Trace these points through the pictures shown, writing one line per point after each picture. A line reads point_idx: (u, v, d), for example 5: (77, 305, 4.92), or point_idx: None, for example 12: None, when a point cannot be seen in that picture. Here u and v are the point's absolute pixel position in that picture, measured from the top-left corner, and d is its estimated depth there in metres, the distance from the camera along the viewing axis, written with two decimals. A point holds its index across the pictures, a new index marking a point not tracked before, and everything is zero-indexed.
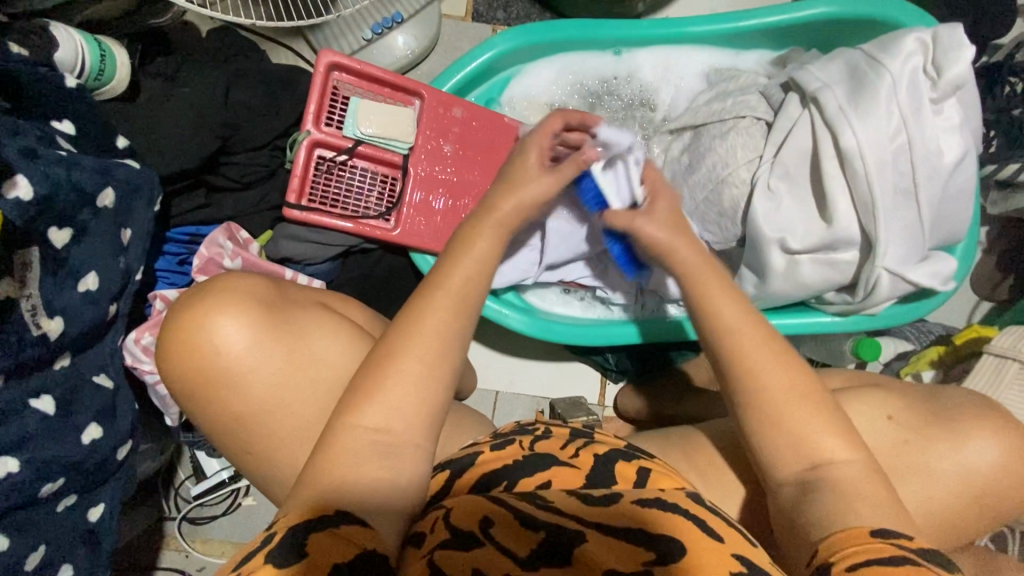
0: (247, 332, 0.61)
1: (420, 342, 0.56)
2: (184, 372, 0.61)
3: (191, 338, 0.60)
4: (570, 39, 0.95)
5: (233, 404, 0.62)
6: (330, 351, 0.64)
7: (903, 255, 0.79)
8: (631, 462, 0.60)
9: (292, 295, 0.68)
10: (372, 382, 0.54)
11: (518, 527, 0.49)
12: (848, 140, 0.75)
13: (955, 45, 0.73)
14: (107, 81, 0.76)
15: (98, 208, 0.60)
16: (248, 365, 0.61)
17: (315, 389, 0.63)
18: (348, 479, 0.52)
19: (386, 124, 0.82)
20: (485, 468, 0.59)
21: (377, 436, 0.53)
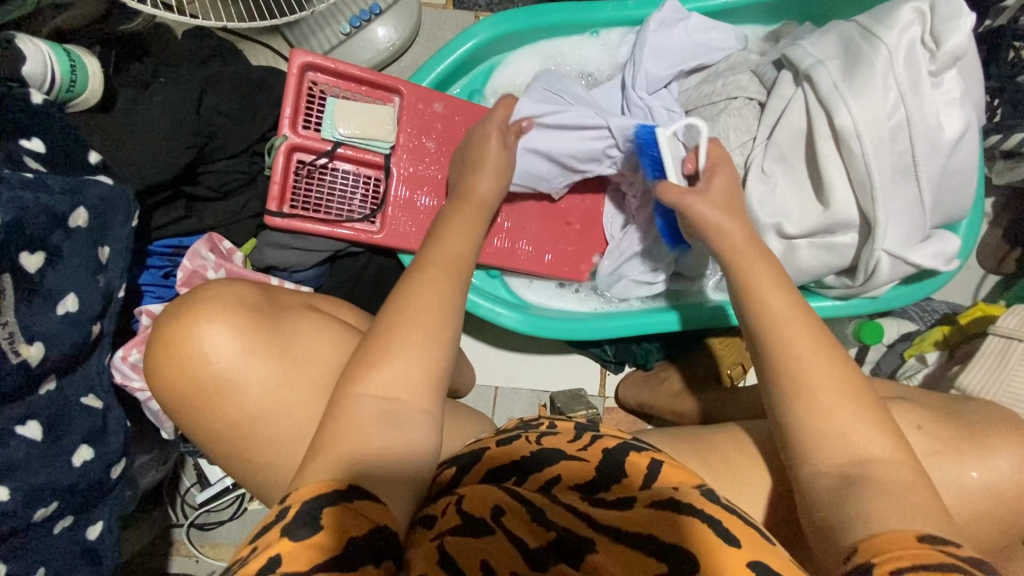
0: (235, 338, 0.60)
1: (418, 309, 0.56)
2: (180, 388, 0.60)
3: (179, 349, 0.59)
4: (553, 24, 0.92)
5: (231, 413, 0.60)
6: (321, 352, 0.63)
7: (904, 236, 0.77)
8: (641, 453, 0.57)
9: (282, 298, 0.67)
10: (375, 351, 0.54)
11: (530, 525, 0.49)
12: (843, 118, 0.72)
13: (954, 14, 0.70)
14: (80, 93, 0.70)
15: (70, 229, 0.59)
16: (240, 375, 0.60)
17: (313, 388, 0.61)
18: (360, 450, 0.49)
19: (365, 124, 0.80)
20: (492, 461, 0.58)
21: (382, 402, 0.52)
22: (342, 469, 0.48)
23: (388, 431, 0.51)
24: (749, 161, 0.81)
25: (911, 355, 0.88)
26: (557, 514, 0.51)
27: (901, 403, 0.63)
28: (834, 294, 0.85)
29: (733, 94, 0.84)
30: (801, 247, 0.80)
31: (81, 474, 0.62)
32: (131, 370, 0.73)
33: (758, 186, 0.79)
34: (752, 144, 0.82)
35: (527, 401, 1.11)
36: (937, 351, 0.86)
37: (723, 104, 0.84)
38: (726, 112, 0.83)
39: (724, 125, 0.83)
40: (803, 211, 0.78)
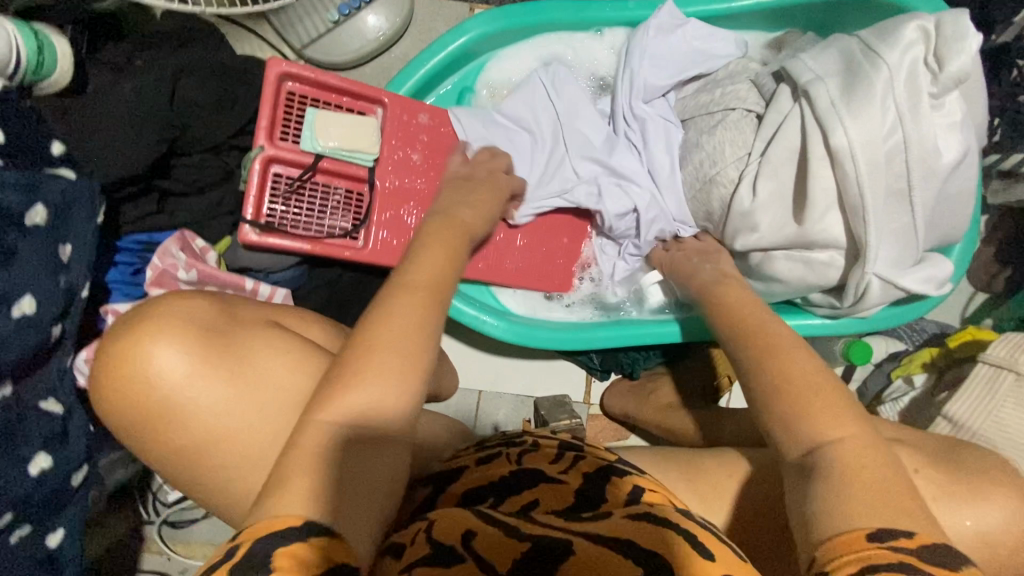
0: (185, 357, 0.58)
1: (392, 331, 0.52)
2: (127, 408, 0.58)
3: (126, 368, 0.57)
4: (549, 24, 0.89)
5: (174, 438, 0.58)
6: (277, 369, 0.60)
7: (896, 258, 0.74)
8: (621, 477, 0.56)
9: (241, 312, 0.63)
10: (355, 369, 0.50)
11: (503, 539, 0.46)
12: (838, 139, 0.69)
13: (959, 36, 0.66)
14: (49, 75, 0.67)
15: (25, 228, 0.56)
16: (190, 394, 0.57)
17: (262, 414, 0.58)
18: (320, 479, 0.46)
19: (348, 135, 0.76)
20: (472, 482, 0.57)
21: (360, 423, 0.49)
22: (302, 501, 0.44)
23: (354, 457, 0.48)
24: (743, 176, 0.78)
25: (898, 375, 0.87)
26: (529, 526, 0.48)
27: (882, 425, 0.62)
28: (823, 312, 0.84)
29: (732, 105, 0.81)
30: (778, 257, 0.78)
31: (38, 482, 0.59)
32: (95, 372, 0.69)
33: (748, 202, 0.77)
34: (747, 158, 0.79)
35: (511, 407, 1.09)
36: (925, 373, 0.85)
37: (721, 114, 0.82)
38: (723, 124, 0.81)
39: (719, 139, 0.81)
40: (780, 227, 0.76)
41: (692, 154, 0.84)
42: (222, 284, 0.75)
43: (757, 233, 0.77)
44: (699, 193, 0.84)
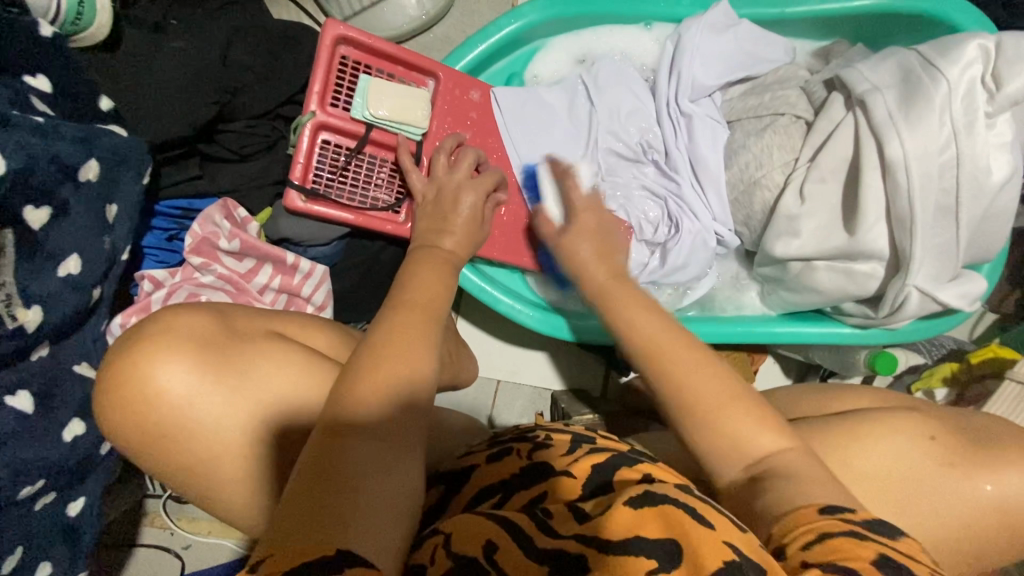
0: (196, 375, 0.51)
1: (410, 340, 0.52)
2: (128, 428, 0.51)
3: (132, 384, 0.50)
4: (602, 15, 0.88)
5: (178, 457, 0.52)
6: (282, 386, 0.54)
7: (935, 273, 0.76)
8: (633, 469, 0.54)
9: (241, 320, 0.57)
10: (371, 373, 0.49)
11: (523, 557, 0.44)
12: (893, 150, 0.71)
13: (1020, 57, 0.68)
14: (86, 27, 0.61)
15: (79, 182, 0.53)
16: (193, 416, 0.51)
17: (274, 432, 0.54)
18: (345, 512, 0.42)
19: (400, 108, 0.75)
20: (484, 481, 0.56)
21: (380, 436, 0.47)
22: (328, 529, 0.41)
23: (384, 481, 0.46)
24: (790, 181, 0.79)
25: (919, 388, 0.91)
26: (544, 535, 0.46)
27: (913, 414, 0.64)
28: (853, 322, 0.85)
29: (781, 110, 0.81)
30: (819, 268, 0.80)
31: (71, 448, 0.57)
32: None
33: (793, 209, 0.77)
34: (794, 164, 0.80)
35: (528, 398, 1.09)
36: (945, 387, 0.89)
37: (769, 119, 0.81)
38: (771, 128, 0.81)
39: (767, 142, 0.81)
40: (824, 236, 0.77)
41: (738, 155, 0.83)
42: (263, 255, 0.74)
43: (799, 238, 0.78)
44: (741, 195, 0.84)
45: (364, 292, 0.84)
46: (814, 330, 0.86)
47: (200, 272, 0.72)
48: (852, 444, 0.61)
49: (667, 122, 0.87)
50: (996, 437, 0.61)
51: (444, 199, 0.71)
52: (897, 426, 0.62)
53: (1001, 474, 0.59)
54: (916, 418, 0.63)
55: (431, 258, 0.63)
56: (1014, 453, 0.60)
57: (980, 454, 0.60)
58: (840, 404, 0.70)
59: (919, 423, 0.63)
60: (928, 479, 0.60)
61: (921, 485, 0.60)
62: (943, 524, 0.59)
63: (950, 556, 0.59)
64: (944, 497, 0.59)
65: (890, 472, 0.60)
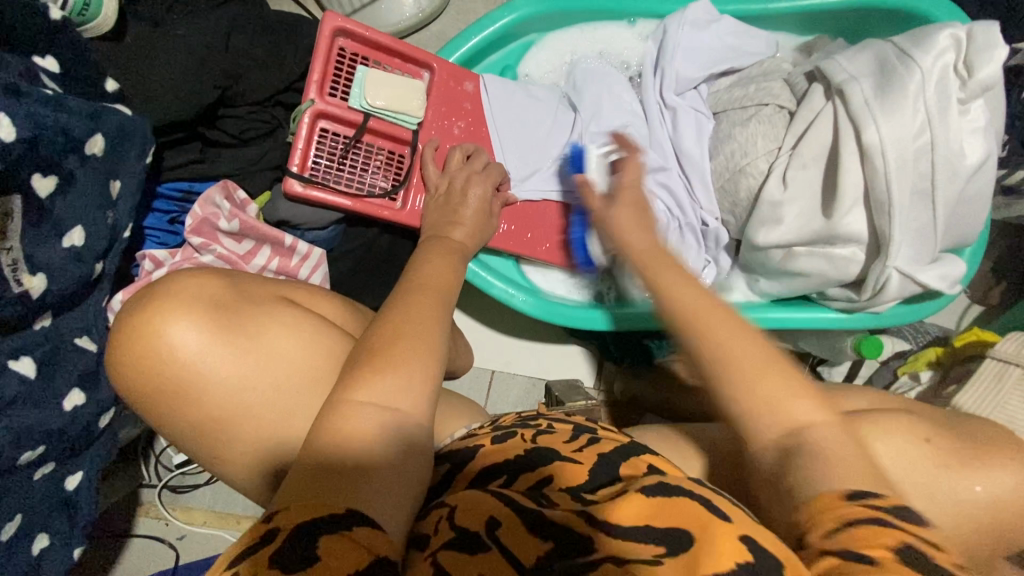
0: (205, 338, 0.53)
1: (413, 322, 0.54)
2: (138, 386, 0.53)
3: (143, 345, 0.52)
4: (589, 11, 0.91)
5: (184, 418, 0.54)
6: (288, 354, 0.56)
7: (914, 256, 0.79)
8: (637, 461, 0.55)
9: (251, 288, 0.59)
10: (377, 353, 0.51)
11: (524, 531, 0.45)
12: (870, 135, 0.73)
13: (990, 44, 0.70)
14: (92, 17, 0.66)
15: (85, 156, 0.55)
16: (202, 375, 0.53)
17: (272, 394, 0.54)
18: (351, 470, 0.46)
19: (395, 97, 0.77)
20: (483, 458, 0.57)
21: (381, 408, 0.49)
22: (343, 494, 0.44)
23: (389, 448, 0.48)
24: (773, 168, 0.81)
25: (904, 372, 0.91)
26: (553, 516, 0.47)
27: (901, 417, 0.65)
28: (839, 306, 0.87)
29: (765, 100, 0.84)
30: (801, 255, 0.82)
31: (71, 419, 0.59)
32: None
33: (776, 194, 0.80)
34: (777, 153, 0.82)
35: (522, 388, 1.10)
36: (931, 370, 0.89)
37: (754, 109, 0.84)
38: (756, 118, 0.83)
39: (752, 131, 0.83)
40: (806, 221, 0.80)
41: (724, 144, 0.86)
42: (262, 237, 0.76)
43: (782, 225, 0.80)
44: (727, 183, 0.86)
45: (361, 278, 0.86)
46: (801, 316, 0.89)
47: (200, 252, 0.73)
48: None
49: (655, 113, 0.90)
50: (984, 436, 0.64)
51: (453, 194, 0.75)
52: (889, 423, 0.64)
53: (984, 464, 0.61)
54: (907, 422, 0.65)
55: (438, 246, 0.67)
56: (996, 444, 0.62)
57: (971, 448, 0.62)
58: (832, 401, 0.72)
59: (913, 425, 0.64)
60: (912, 456, 0.62)
61: (904, 463, 0.61)
62: (928, 503, 0.60)
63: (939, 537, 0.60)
64: (926, 475, 0.61)
65: (879, 452, 0.61)
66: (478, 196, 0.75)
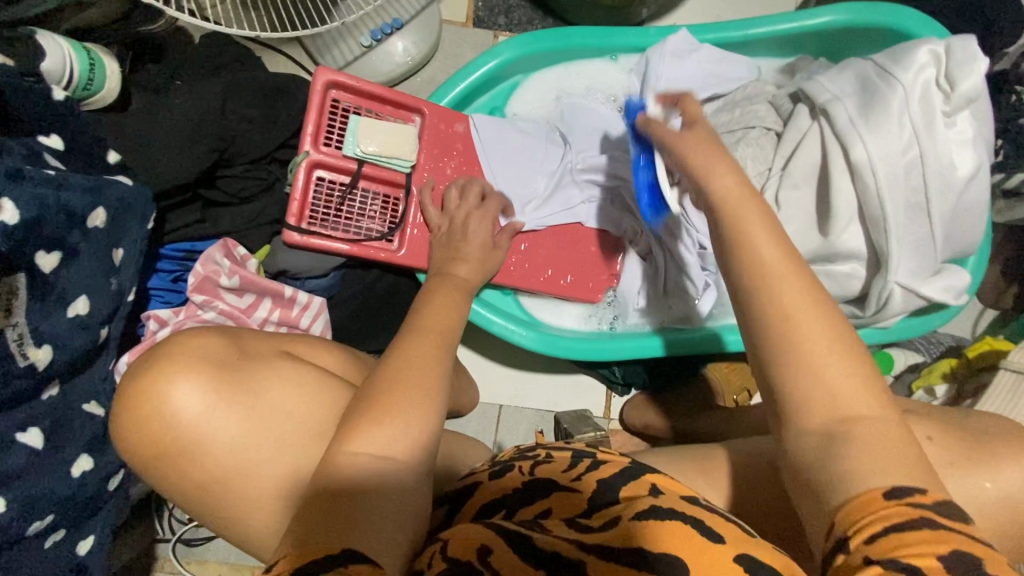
0: (208, 396, 0.54)
1: (414, 369, 0.53)
2: (143, 447, 0.54)
3: (146, 406, 0.53)
4: (571, 49, 0.93)
5: (190, 477, 0.54)
6: (292, 407, 0.57)
7: (914, 269, 0.77)
8: (640, 480, 0.53)
9: (256, 345, 0.61)
10: (377, 403, 0.51)
11: (518, 563, 0.45)
12: (858, 153, 0.73)
13: (969, 58, 0.71)
14: (96, 91, 0.70)
15: (87, 229, 0.57)
16: (208, 432, 0.54)
17: (278, 450, 0.55)
18: (346, 517, 0.46)
19: (389, 142, 0.79)
20: (484, 495, 0.56)
21: (380, 459, 0.48)
22: (341, 538, 0.44)
23: (386, 504, 0.47)
24: (765, 189, 0.81)
25: (919, 387, 0.88)
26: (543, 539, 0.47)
27: (913, 419, 0.65)
28: None
29: (752, 123, 0.85)
30: None
31: (80, 485, 0.60)
32: None
33: None
34: (767, 174, 0.82)
35: (531, 421, 1.09)
36: (946, 383, 0.86)
37: (741, 133, 0.85)
38: (743, 141, 0.84)
39: (741, 154, 0.84)
40: (802, 241, 0.79)
41: None
42: (262, 290, 0.78)
43: None
44: None
45: (362, 323, 0.87)
46: None
47: (202, 309, 0.75)
48: None
49: None
50: (998, 433, 0.63)
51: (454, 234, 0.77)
52: (903, 437, 0.63)
53: (1000, 471, 0.60)
54: (912, 421, 0.64)
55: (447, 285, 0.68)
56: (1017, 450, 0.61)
57: (988, 452, 0.61)
58: None
59: (921, 427, 0.64)
60: (931, 476, 0.61)
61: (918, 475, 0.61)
62: None
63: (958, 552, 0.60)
64: (944, 498, 0.60)
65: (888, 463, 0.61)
66: (474, 239, 0.76)
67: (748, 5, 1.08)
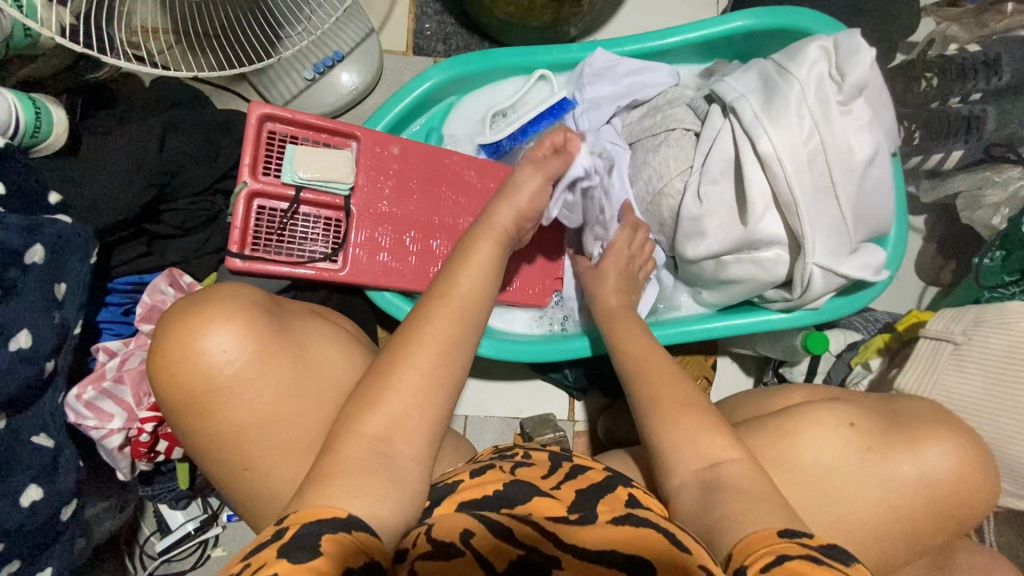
0: (248, 342, 0.64)
1: (430, 343, 0.60)
2: (188, 384, 0.63)
3: (194, 348, 0.62)
4: (498, 69, 0.98)
5: (228, 413, 0.63)
6: (326, 352, 0.69)
7: (833, 249, 0.81)
8: (616, 493, 0.58)
9: (289, 309, 0.72)
10: (389, 378, 0.57)
11: (497, 544, 0.47)
12: (764, 145, 0.78)
13: (854, 50, 0.77)
14: (43, 138, 0.72)
15: (26, 266, 0.62)
16: (248, 372, 0.63)
17: (312, 390, 0.66)
18: (352, 478, 0.52)
19: (324, 167, 0.83)
20: (467, 492, 0.58)
21: (380, 435, 0.55)
22: (351, 499, 0.51)
23: (381, 470, 0.54)
24: (688, 185, 0.86)
25: (857, 362, 0.93)
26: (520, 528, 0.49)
27: (836, 403, 0.70)
28: (778, 306, 0.90)
29: (672, 125, 0.90)
30: (728, 262, 0.86)
31: (29, 514, 0.61)
32: (85, 409, 0.73)
33: (693, 208, 0.84)
34: (690, 171, 0.87)
35: (498, 429, 1.11)
36: (881, 357, 0.91)
37: (663, 135, 0.90)
38: (666, 143, 0.89)
39: (663, 155, 0.89)
40: (726, 231, 0.84)
41: (641, 171, 0.91)
42: None
43: (705, 238, 0.84)
44: (650, 206, 0.91)
45: None
46: (746, 322, 0.91)
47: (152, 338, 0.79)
48: (776, 440, 0.68)
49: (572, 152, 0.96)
50: (912, 415, 0.69)
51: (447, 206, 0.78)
52: (827, 419, 0.68)
53: (916, 449, 0.65)
54: (840, 407, 0.69)
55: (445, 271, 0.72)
56: (932, 431, 0.66)
57: (901, 435, 0.66)
58: (775, 404, 0.75)
59: (842, 411, 0.68)
60: (850, 459, 0.66)
61: (832, 459, 0.66)
62: (864, 496, 0.65)
63: (875, 523, 0.65)
64: (862, 477, 0.65)
65: (799, 456, 0.66)
66: None
67: (671, 18, 1.15)
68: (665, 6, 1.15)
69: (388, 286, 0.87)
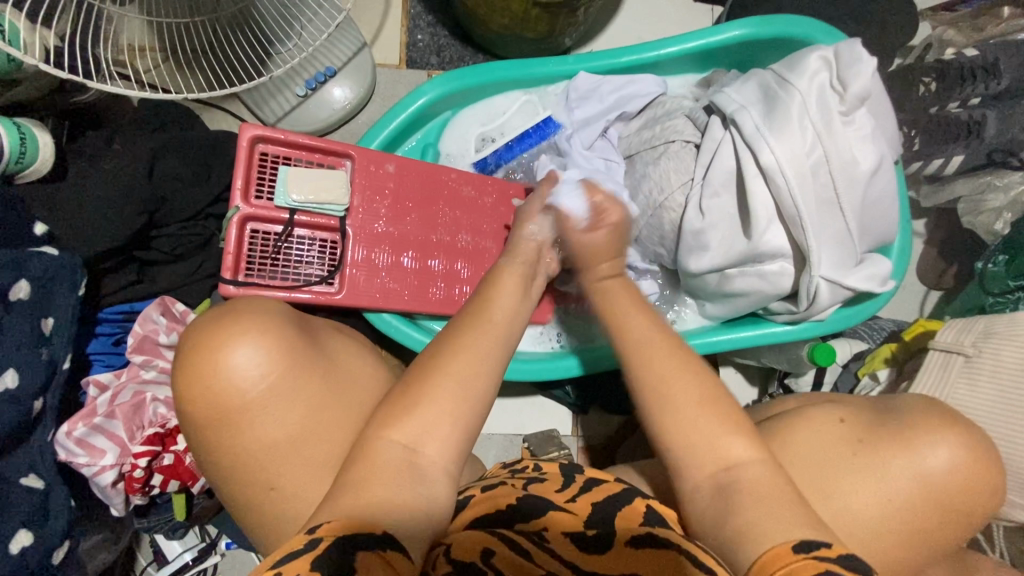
0: (273, 355, 0.63)
1: (463, 356, 0.61)
2: (209, 402, 0.61)
3: (217, 362, 0.61)
4: (493, 83, 0.96)
5: (251, 430, 0.62)
6: (349, 368, 0.68)
7: (838, 261, 0.80)
8: (632, 508, 0.58)
9: (313, 322, 0.71)
10: (417, 392, 0.58)
11: (518, 564, 0.49)
12: (767, 157, 0.77)
13: (855, 60, 0.76)
14: (29, 164, 0.68)
15: (11, 302, 0.59)
16: (274, 386, 0.62)
17: (334, 406, 0.64)
18: (382, 491, 0.52)
19: (318, 189, 0.81)
20: (482, 507, 0.59)
21: (410, 445, 0.56)
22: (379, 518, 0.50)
23: (414, 483, 0.54)
24: (689, 198, 0.85)
25: (864, 373, 0.92)
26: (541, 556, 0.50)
27: (830, 403, 0.72)
28: (783, 319, 0.88)
29: (671, 138, 0.89)
30: (733, 275, 0.84)
31: (19, 560, 0.59)
32: (76, 446, 0.70)
33: (694, 222, 0.83)
34: (691, 183, 0.86)
35: (501, 447, 1.09)
36: (888, 368, 0.89)
37: (663, 147, 0.89)
38: (666, 156, 0.88)
39: (663, 168, 0.87)
40: (730, 245, 0.82)
41: (641, 184, 0.90)
42: None
43: (709, 251, 0.83)
44: (651, 220, 0.89)
45: None
46: (751, 334, 0.89)
47: (143, 369, 0.77)
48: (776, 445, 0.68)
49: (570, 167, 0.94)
50: (908, 409, 0.69)
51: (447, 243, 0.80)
52: (824, 427, 0.69)
53: (914, 447, 0.65)
54: (832, 406, 0.70)
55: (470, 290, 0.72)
56: (935, 428, 0.66)
57: (894, 429, 0.66)
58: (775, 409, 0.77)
59: (833, 410, 0.70)
60: (845, 456, 0.66)
61: (821, 458, 0.66)
62: (880, 516, 0.63)
63: (892, 544, 0.63)
64: (871, 492, 0.64)
65: (786, 456, 0.67)
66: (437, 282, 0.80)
67: (666, 27, 1.14)
68: (660, 15, 1.14)
69: (385, 308, 0.85)
